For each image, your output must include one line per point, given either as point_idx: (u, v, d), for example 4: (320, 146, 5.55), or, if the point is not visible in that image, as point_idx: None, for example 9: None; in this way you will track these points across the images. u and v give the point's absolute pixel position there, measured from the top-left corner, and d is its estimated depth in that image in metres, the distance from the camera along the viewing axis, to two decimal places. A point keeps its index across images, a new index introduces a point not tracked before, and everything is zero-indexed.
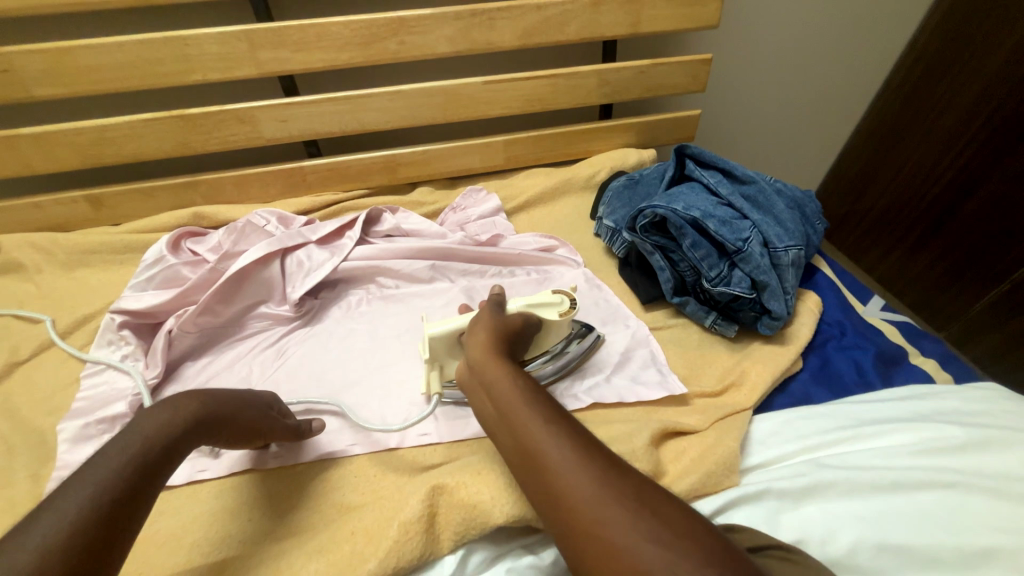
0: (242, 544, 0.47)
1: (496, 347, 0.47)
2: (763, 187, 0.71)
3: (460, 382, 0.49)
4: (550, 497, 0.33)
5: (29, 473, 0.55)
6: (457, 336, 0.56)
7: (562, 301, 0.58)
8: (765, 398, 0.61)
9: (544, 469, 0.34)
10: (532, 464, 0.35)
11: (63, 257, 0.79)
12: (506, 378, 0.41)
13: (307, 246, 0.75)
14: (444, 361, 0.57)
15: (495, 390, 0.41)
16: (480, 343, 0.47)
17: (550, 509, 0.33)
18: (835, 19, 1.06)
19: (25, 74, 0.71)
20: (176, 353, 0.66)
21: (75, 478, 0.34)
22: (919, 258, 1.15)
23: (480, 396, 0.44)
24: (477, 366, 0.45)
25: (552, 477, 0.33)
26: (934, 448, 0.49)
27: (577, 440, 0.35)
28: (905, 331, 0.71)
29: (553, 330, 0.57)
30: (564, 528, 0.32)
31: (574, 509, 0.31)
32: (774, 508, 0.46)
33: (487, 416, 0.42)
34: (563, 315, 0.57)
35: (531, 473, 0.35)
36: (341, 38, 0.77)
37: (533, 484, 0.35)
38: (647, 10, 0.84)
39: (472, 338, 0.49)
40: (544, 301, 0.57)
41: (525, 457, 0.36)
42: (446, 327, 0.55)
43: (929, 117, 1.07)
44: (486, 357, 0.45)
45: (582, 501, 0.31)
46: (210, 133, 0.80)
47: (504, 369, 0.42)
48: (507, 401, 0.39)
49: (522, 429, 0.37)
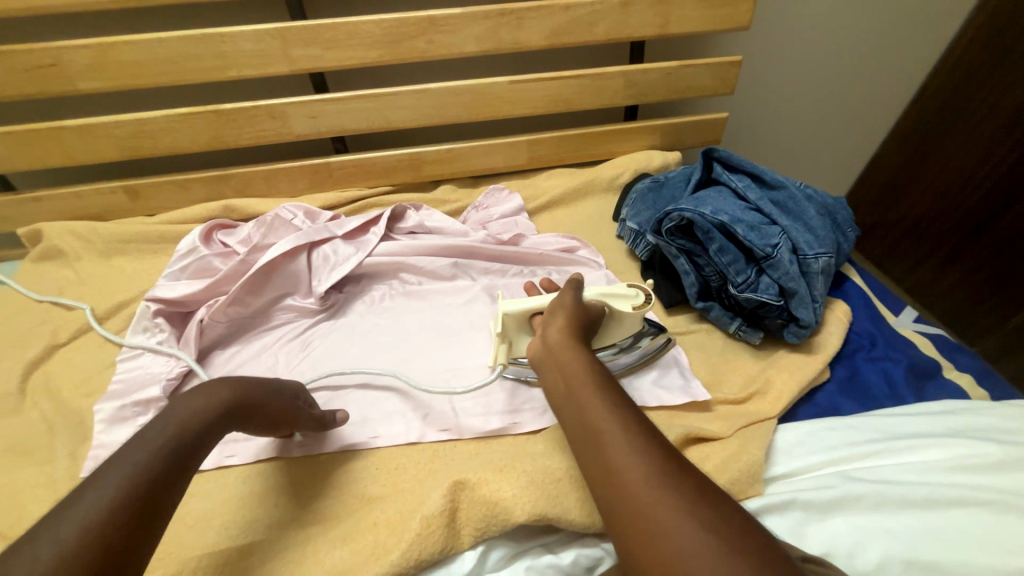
0: (268, 529, 0.48)
1: (573, 330, 0.48)
2: (793, 193, 0.69)
3: (531, 357, 0.50)
4: (604, 474, 0.33)
5: (67, 451, 0.58)
6: (529, 317, 0.58)
7: (638, 295, 0.56)
8: (790, 407, 0.60)
9: (603, 446, 0.34)
10: (592, 440, 0.36)
11: (101, 246, 0.82)
12: (578, 361, 0.42)
13: (333, 241, 0.76)
14: (512, 338, 0.59)
15: (566, 368, 0.42)
16: (556, 324, 0.48)
17: (603, 486, 0.33)
18: (872, 20, 1.03)
19: (70, 68, 0.74)
20: (206, 342, 0.68)
21: (115, 459, 0.35)
22: (954, 270, 1.11)
23: (551, 373, 0.45)
24: (552, 346, 0.46)
25: (610, 454, 0.34)
26: (968, 466, 0.48)
27: (640, 428, 0.35)
28: (938, 344, 0.69)
29: (623, 322, 0.57)
30: (614, 505, 0.32)
31: (627, 488, 0.31)
32: (799, 520, 0.46)
33: (552, 392, 0.43)
34: (637, 309, 0.55)
35: (589, 449, 0.36)
36: (371, 37, 0.78)
37: (589, 459, 0.35)
38: (677, 11, 0.84)
39: (549, 319, 0.50)
40: (619, 292, 0.56)
41: (586, 434, 0.36)
42: (518, 306, 0.57)
43: (969, 122, 1.03)
44: (561, 338, 0.46)
45: (636, 481, 0.31)
46: (242, 129, 0.82)
47: (577, 352, 0.43)
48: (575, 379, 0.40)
49: (587, 407, 0.37)
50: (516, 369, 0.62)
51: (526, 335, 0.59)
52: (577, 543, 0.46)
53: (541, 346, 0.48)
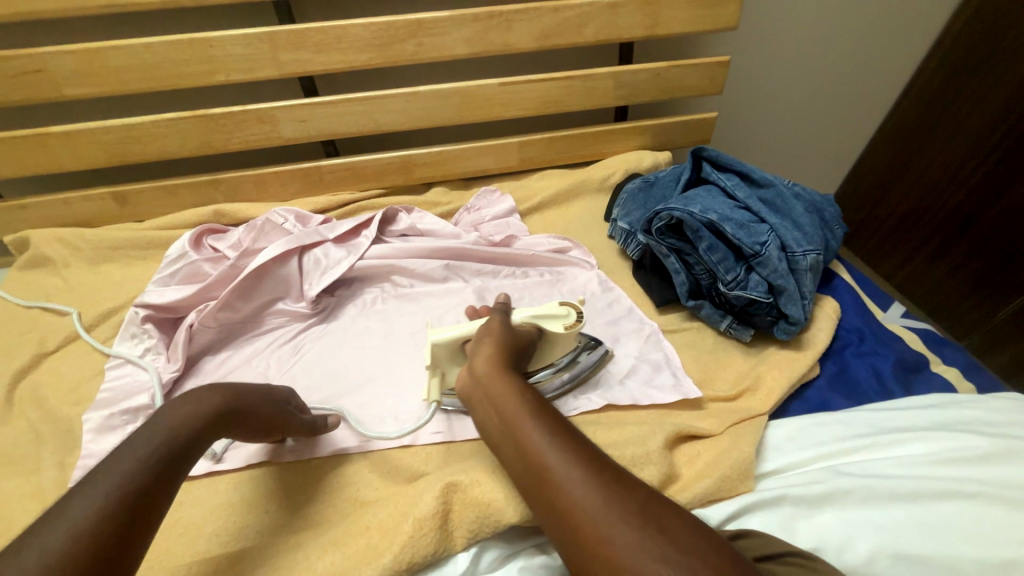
0: (258, 535, 0.48)
1: (501, 359, 0.47)
2: (781, 191, 0.70)
3: (461, 392, 0.49)
4: (554, 511, 0.33)
5: (55, 461, 0.57)
6: (461, 344, 0.54)
7: (568, 314, 0.55)
8: (781, 404, 0.60)
9: (549, 483, 0.34)
10: (536, 478, 0.35)
11: (90, 253, 0.81)
12: (510, 393, 0.41)
13: (324, 244, 0.76)
14: (445, 368, 0.56)
15: (500, 403, 0.41)
16: (484, 357, 0.47)
17: (555, 522, 0.33)
18: (857, 20, 1.04)
19: (57, 74, 0.73)
20: (197, 347, 0.67)
21: (104, 465, 0.35)
22: (940, 265, 1.13)
23: (482, 407, 0.44)
24: (481, 379, 0.45)
25: (557, 490, 0.34)
26: (952, 458, 0.48)
27: (581, 455, 0.35)
28: (925, 338, 0.70)
29: (558, 341, 0.56)
30: (569, 541, 0.32)
31: (578, 525, 0.32)
32: (790, 515, 0.46)
33: (489, 428, 0.42)
34: (569, 329, 0.54)
35: (534, 487, 0.35)
36: (360, 40, 0.78)
37: (537, 498, 0.35)
38: (665, 12, 0.84)
39: (478, 351, 0.49)
40: (550, 313, 0.55)
41: (529, 472, 0.36)
42: (447, 334, 0.53)
43: (952, 121, 1.05)
44: (491, 370, 0.45)
45: (585, 515, 0.32)
46: (231, 133, 0.82)
47: (509, 383, 0.43)
48: (511, 414, 0.39)
49: (527, 442, 0.37)
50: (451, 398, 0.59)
51: (459, 364, 0.56)
52: None
53: (471, 380, 0.47)
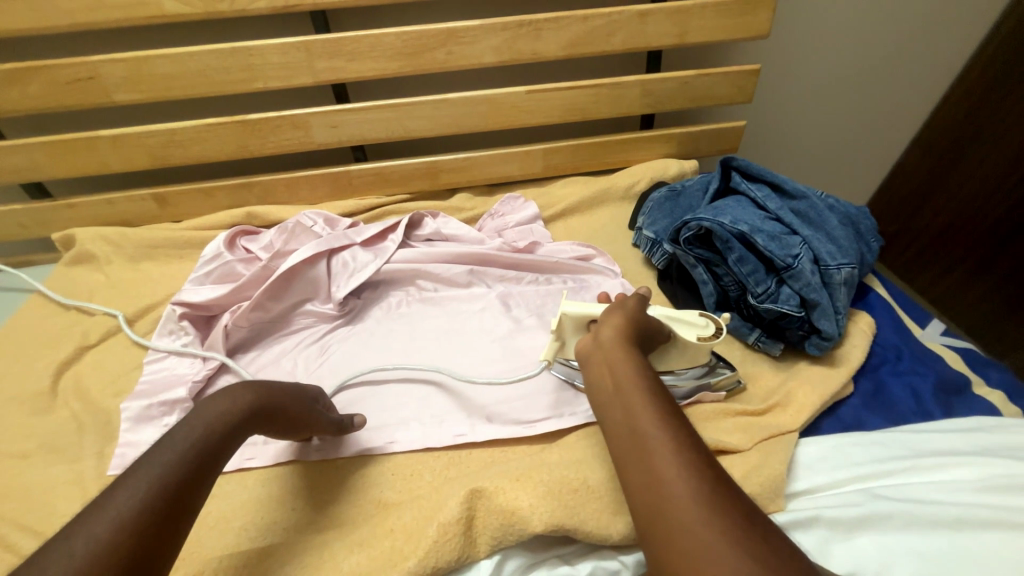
0: (285, 532, 0.49)
1: (628, 332, 0.45)
2: (814, 202, 0.68)
3: (576, 350, 0.48)
4: (646, 484, 0.32)
5: (95, 450, 0.59)
6: (585, 322, 0.54)
7: (708, 326, 0.52)
8: (812, 421, 0.58)
9: (650, 456, 0.33)
10: (637, 448, 0.34)
11: (131, 251, 0.85)
12: (631, 365, 0.40)
13: (352, 247, 0.78)
14: (566, 339, 0.56)
15: (616, 370, 0.40)
16: (613, 324, 0.46)
17: (643, 495, 0.32)
18: (893, 28, 1.02)
19: (107, 81, 0.77)
20: (230, 344, 0.70)
21: (145, 458, 0.36)
22: (981, 281, 1.08)
23: (597, 368, 0.43)
24: (604, 343, 0.44)
25: (656, 466, 0.32)
26: (1001, 486, 0.46)
27: (688, 445, 0.33)
28: (967, 358, 0.67)
29: (686, 351, 0.53)
30: (653, 517, 0.31)
31: (669, 505, 0.30)
32: (823, 537, 0.44)
33: (596, 390, 0.41)
34: (702, 341, 0.52)
35: (632, 455, 0.34)
36: (392, 49, 0.80)
37: (632, 467, 0.34)
38: (695, 21, 0.84)
39: (605, 317, 0.48)
40: (688, 319, 0.52)
41: (631, 441, 0.35)
42: (577, 308, 0.54)
43: (996, 130, 1.01)
44: (615, 338, 0.44)
45: (681, 498, 0.30)
46: (266, 138, 0.85)
47: (631, 356, 0.41)
48: (627, 384, 0.38)
49: (635, 414, 0.36)
50: (561, 367, 0.62)
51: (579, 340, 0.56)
52: (595, 555, 0.46)
53: (591, 342, 0.46)
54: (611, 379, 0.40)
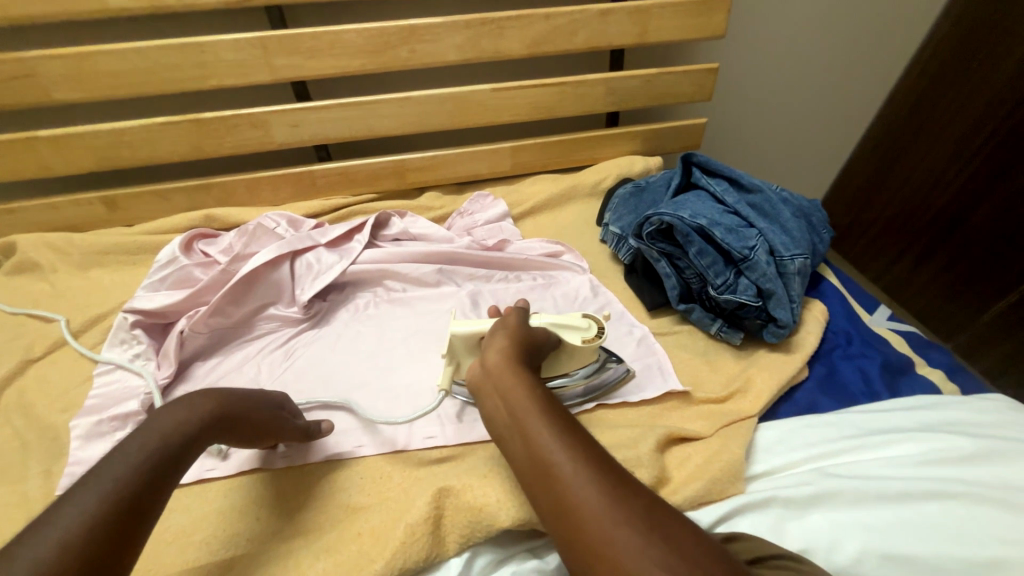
0: (248, 543, 0.48)
1: (515, 352, 0.45)
2: (769, 196, 0.71)
3: (469, 381, 0.46)
4: (559, 510, 0.32)
5: (41, 469, 0.56)
6: (477, 340, 0.53)
7: (590, 327, 0.55)
8: (770, 406, 0.61)
9: (555, 478, 0.33)
10: (542, 474, 0.33)
11: (79, 258, 0.80)
12: (520, 385, 0.39)
13: (316, 249, 0.76)
14: (461, 359, 0.55)
15: (509, 395, 0.39)
16: (497, 347, 0.45)
17: (559, 522, 0.32)
18: (842, 28, 1.07)
19: (46, 78, 0.73)
20: (188, 352, 0.67)
21: (94, 472, 0.35)
22: (925, 268, 1.15)
23: (490, 398, 0.42)
24: (492, 370, 0.43)
25: (564, 489, 0.32)
26: (939, 458, 0.49)
27: (590, 455, 0.33)
28: (911, 341, 0.71)
29: (575, 354, 0.55)
30: (571, 542, 0.31)
31: (584, 525, 0.30)
32: (779, 516, 0.46)
33: (496, 421, 0.40)
34: (587, 343, 0.54)
35: (539, 482, 0.34)
36: (354, 46, 0.78)
37: (541, 495, 0.33)
38: (655, 20, 0.85)
39: (490, 341, 0.47)
40: (571, 324, 0.54)
41: (535, 469, 0.34)
42: (468, 327, 0.53)
43: (936, 126, 1.07)
44: (503, 362, 0.43)
45: (590, 517, 0.30)
46: (224, 138, 0.82)
47: (518, 376, 0.40)
48: (520, 408, 0.37)
49: (534, 438, 0.35)
50: (461, 390, 0.60)
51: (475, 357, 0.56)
52: None
53: (480, 371, 0.45)
54: (505, 406, 0.39)
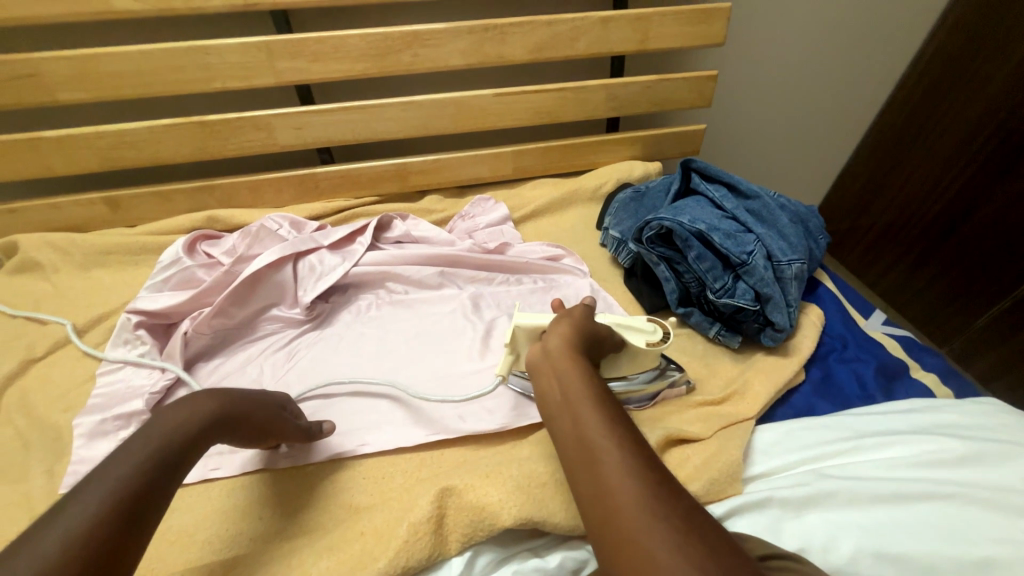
0: (252, 542, 0.48)
1: (575, 341, 0.45)
2: (767, 202, 0.72)
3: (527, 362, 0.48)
4: (597, 492, 0.33)
5: (44, 468, 0.56)
6: (538, 333, 0.54)
7: (655, 331, 0.54)
8: (767, 409, 0.62)
9: (599, 464, 0.34)
10: (587, 458, 0.34)
11: (81, 258, 0.81)
12: (576, 373, 0.40)
13: (319, 251, 0.77)
14: (520, 350, 0.56)
15: (565, 379, 0.40)
16: (559, 333, 0.46)
17: (596, 504, 0.33)
18: (839, 36, 1.08)
19: (50, 79, 0.73)
20: (191, 353, 0.67)
21: (99, 471, 0.35)
22: (921, 273, 1.17)
23: (545, 380, 0.43)
24: (551, 354, 0.44)
25: (605, 475, 0.33)
26: (934, 460, 0.50)
27: (636, 448, 0.34)
28: (906, 345, 0.72)
29: (635, 357, 0.55)
30: (604, 526, 0.31)
31: (619, 512, 0.31)
32: (776, 517, 0.47)
33: (546, 400, 0.42)
34: (651, 346, 0.54)
35: (583, 465, 0.35)
36: (357, 50, 0.79)
37: (583, 475, 0.34)
38: (655, 28, 0.87)
39: (552, 327, 0.48)
40: (637, 326, 0.54)
41: (580, 450, 0.35)
42: (530, 320, 0.54)
43: (933, 133, 1.09)
44: (561, 347, 0.44)
45: (627, 505, 0.31)
46: (226, 140, 0.82)
47: (576, 362, 0.41)
48: (574, 393, 0.38)
49: (583, 421, 0.36)
50: (518, 381, 0.62)
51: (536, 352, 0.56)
52: (564, 546, 0.47)
53: (539, 353, 0.46)
54: (558, 388, 0.41)
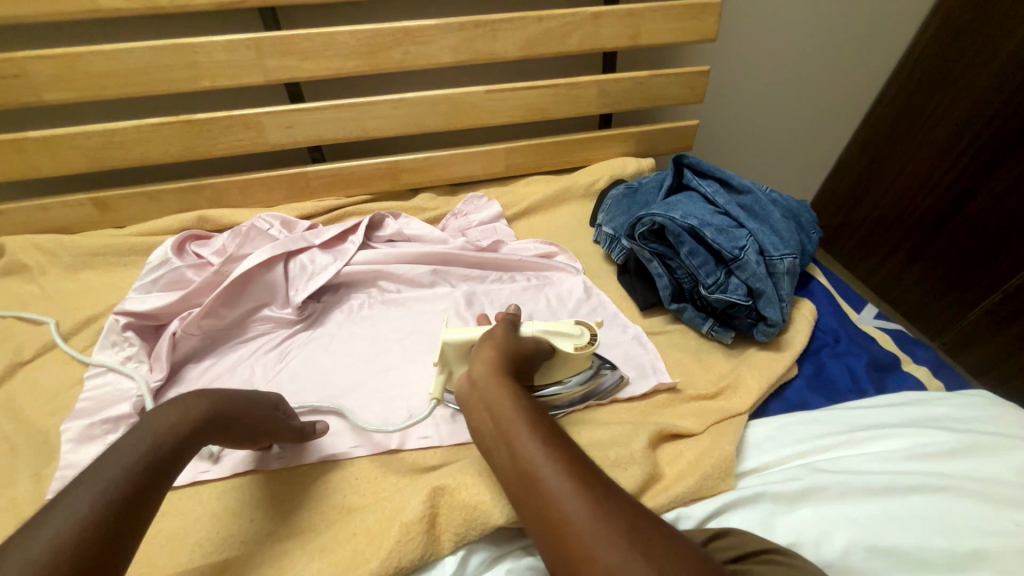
0: (243, 544, 0.48)
1: (501, 362, 0.45)
2: (759, 197, 0.72)
3: (461, 395, 0.48)
4: (544, 523, 0.32)
5: (31, 473, 0.55)
6: (468, 348, 0.54)
7: (581, 334, 0.54)
8: (761, 403, 0.62)
9: (540, 491, 0.33)
10: (529, 487, 0.34)
11: (69, 260, 0.80)
12: (506, 398, 0.40)
13: (309, 250, 0.76)
14: (452, 368, 0.56)
15: (496, 408, 0.40)
16: (483, 357, 0.46)
17: (545, 535, 0.32)
18: (829, 31, 1.08)
19: (36, 78, 0.72)
20: (180, 354, 0.67)
21: (87, 474, 0.35)
22: (913, 268, 1.17)
23: (480, 411, 0.42)
24: (480, 382, 0.43)
25: (548, 502, 0.32)
26: (923, 453, 0.50)
27: (573, 465, 0.34)
28: (897, 339, 0.72)
29: (568, 361, 0.54)
30: (556, 553, 0.31)
31: (566, 536, 0.31)
32: (769, 511, 0.47)
33: (484, 433, 0.41)
34: (579, 350, 0.53)
35: (525, 495, 0.34)
36: (348, 48, 0.78)
37: (528, 506, 0.34)
38: (646, 24, 0.86)
39: (478, 351, 0.48)
40: (563, 331, 0.54)
41: (521, 479, 0.35)
42: (458, 335, 0.54)
43: (924, 128, 1.09)
44: (488, 373, 0.43)
45: (573, 527, 0.31)
46: (216, 139, 0.82)
47: (505, 387, 0.41)
48: (506, 421, 0.38)
49: (519, 449, 0.36)
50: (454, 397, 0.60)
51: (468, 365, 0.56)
52: None
53: (469, 382, 0.45)
54: (492, 418, 0.40)
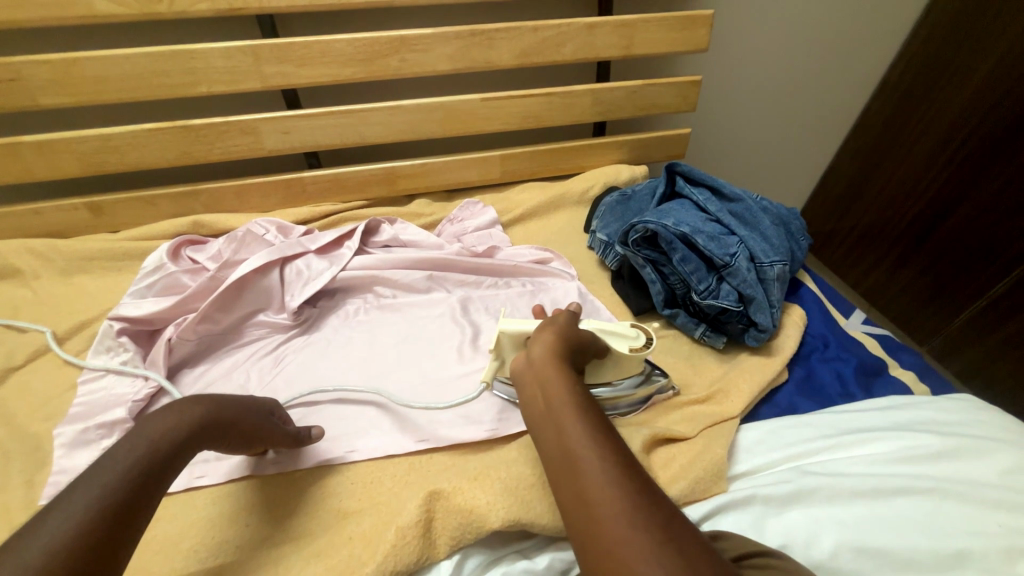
0: (238, 549, 0.47)
1: (559, 350, 0.45)
2: (749, 205, 0.74)
3: (512, 372, 0.47)
4: (578, 504, 0.32)
5: (23, 479, 0.55)
6: (523, 340, 0.54)
7: (638, 337, 0.55)
8: (752, 407, 0.63)
9: (580, 474, 0.33)
10: (569, 468, 0.34)
11: (62, 264, 0.79)
12: (561, 382, 0.40)
13: (306, 255, 0.77)
14: (505, 357, 0.56)
15: (549, 389, 0.40)
16: (544, 341, 0.46)
17: (575, 513, 0.32)
18: (818, 43, 1.11)
19: (30, 83, 0.72)
20: (175, 359, 0.67)
21: (82, 479, 0.35)
22: (901, 274, 1.19)
23: (530, 390, 0.42)
24: (535, 362, 0.43)
25: (587, 485, 0.32)
26: (913, 456, 0.51)
27: (618, 456, 0.34)
28: (884, 344, 0.74)
29: (620, 362, 0.55)
30: (585, 537, 0.31)
31: (601, 522, 0.30)
32: (760, 513, 0.48)
33: (529, 409, 0.41)
34: (634, 351, 0.54)
35: (564, 476, 0.34)
36: (344, 55, 0.79)
37: (564, 486, 0.33)
38: (639, 34, 0.88)
39: (537, 335, 0.48)
40: (620, 332, 0.54)
41: (563, 460, 0.35)
42: (514, 326, 0.54)
43: (912, 136, 1.12)
44: (545, 356, 0.44)
45: (609, 514, 0.30)
46: (212, 144, 0.82)
47: (561, 370, 0.41)
48: (557, 402, 0.38)
49: (564, 428, 0.36)
50: (504, 388, 0.62)
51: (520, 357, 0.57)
52: (552, 548, 0.47)
53: (524, 362, 0.45)
54: (541, 395, 0.41)
